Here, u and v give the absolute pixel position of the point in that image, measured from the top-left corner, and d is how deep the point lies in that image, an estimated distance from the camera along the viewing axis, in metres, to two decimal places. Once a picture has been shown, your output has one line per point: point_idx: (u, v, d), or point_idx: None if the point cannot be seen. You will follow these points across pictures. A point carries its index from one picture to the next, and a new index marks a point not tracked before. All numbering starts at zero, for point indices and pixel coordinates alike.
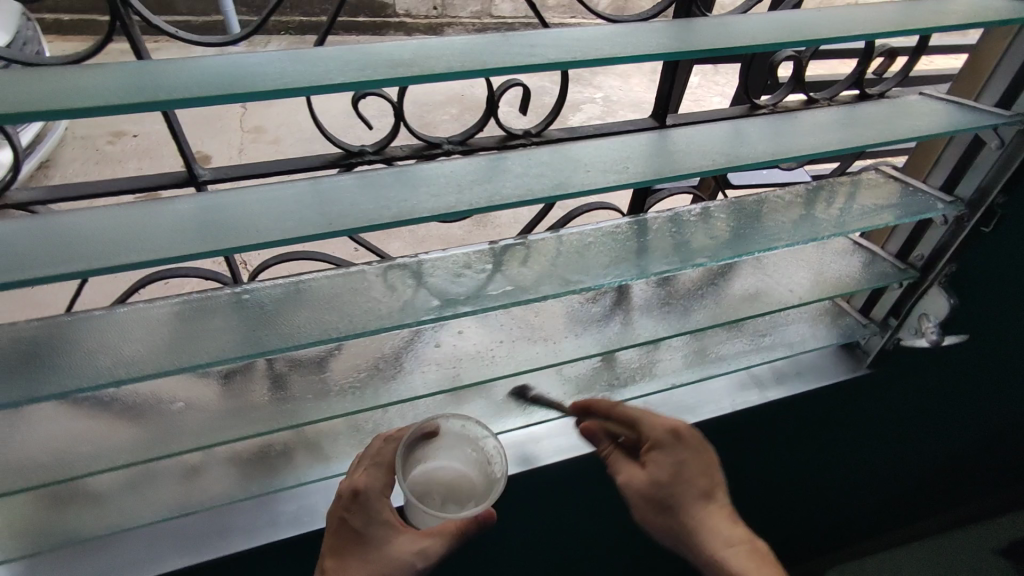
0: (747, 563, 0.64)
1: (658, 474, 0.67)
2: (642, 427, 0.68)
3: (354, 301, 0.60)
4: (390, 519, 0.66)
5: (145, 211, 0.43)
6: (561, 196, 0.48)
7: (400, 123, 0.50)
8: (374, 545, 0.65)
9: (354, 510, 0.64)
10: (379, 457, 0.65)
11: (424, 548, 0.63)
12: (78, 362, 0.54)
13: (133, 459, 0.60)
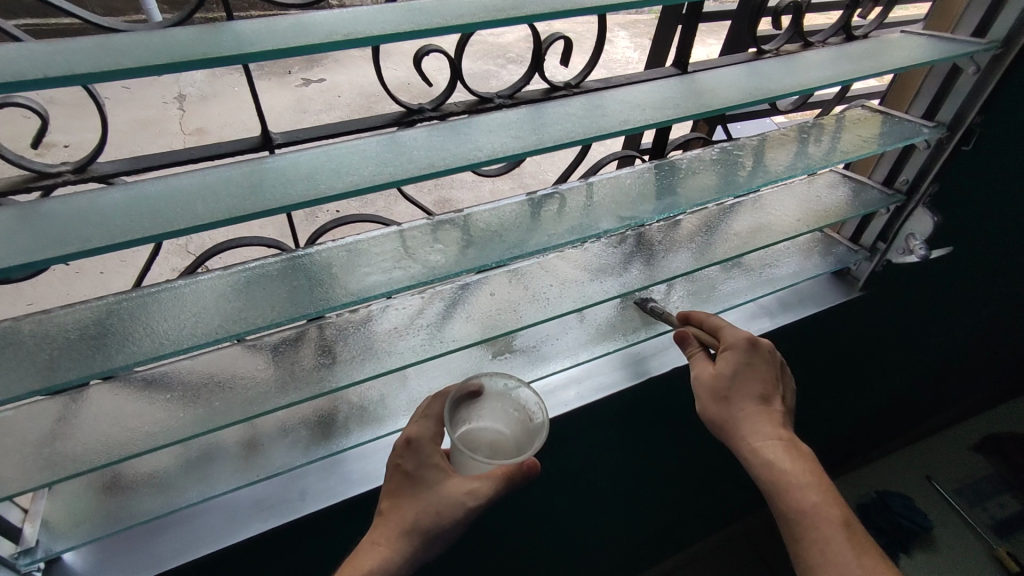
0: (795, 468, 0.59)
1: (728, 370, 0.62)
2: (724, 329, 0.65)
3: (409, 253, 0.58)
4: (441, 462, 0.58)
5: (232, 170, 0.43)
6: (614, 131, 0.51)
7: (457, 80, 0.53)
8: (422, 481, 0.57)
9: (406, 458, 0.57)
10: (429, 409, 0.59)
11: (477, 486, 0.54)
12: (124, 339, 0.46)
13: (200, 431, 0.55)
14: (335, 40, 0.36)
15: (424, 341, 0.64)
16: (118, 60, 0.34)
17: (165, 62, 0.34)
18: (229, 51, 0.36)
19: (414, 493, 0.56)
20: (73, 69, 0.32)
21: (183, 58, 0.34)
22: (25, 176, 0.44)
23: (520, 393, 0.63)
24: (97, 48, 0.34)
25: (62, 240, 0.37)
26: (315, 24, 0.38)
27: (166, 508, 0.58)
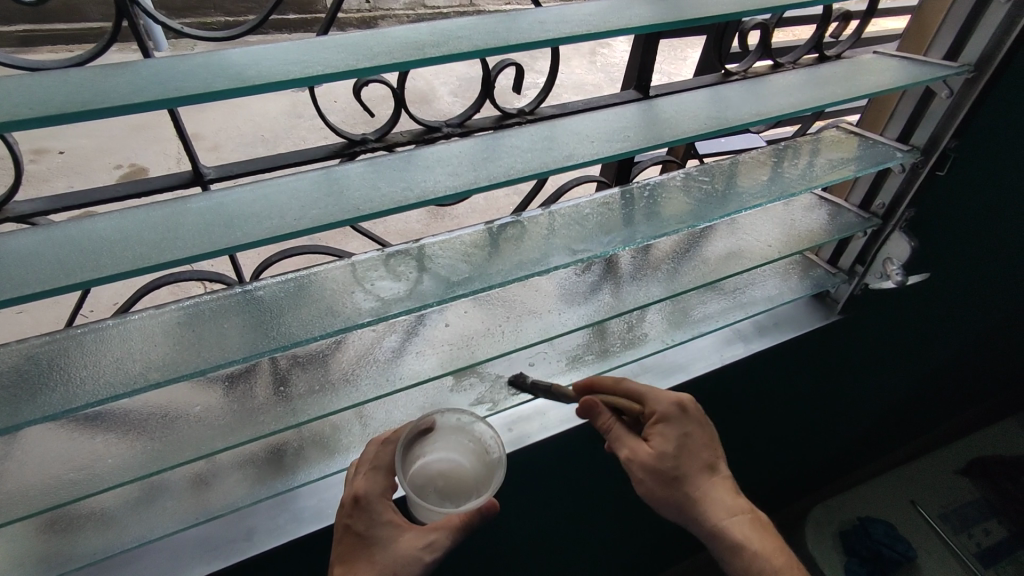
0: (758, 539, 0.62)
1: (668, 449, 0.62)
2: (649, 399, 0.63)
3: (358, 290, 0.57)
4: (394, 518, 0.57)
5: (152, 211, 0.41)
6: (560, 168, 0.49)
7: (401, 109, 0.51)
8: (375, 542, 0.56)
9: (358, 517, 0.56)
10: (378, 460, 0.57)
11: (434, 540, 0.54)
12: (43, 388, 0.45)
13: (134, 476, 0.53)
14: (243, 84, 0.35)
15: (377, 376, 0.62)
16: (12, 107, 0.32)
17: (56, 111, 0.32)
18: (129, 93, 0.34)
19: (368, 556, 0.56)
20: None
21: (78, 105, 0.33)
22: None
23: (473, 424, 0.62)
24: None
25: None
26: (227, 64, 0.36)
27: (106, 551, 0.56)
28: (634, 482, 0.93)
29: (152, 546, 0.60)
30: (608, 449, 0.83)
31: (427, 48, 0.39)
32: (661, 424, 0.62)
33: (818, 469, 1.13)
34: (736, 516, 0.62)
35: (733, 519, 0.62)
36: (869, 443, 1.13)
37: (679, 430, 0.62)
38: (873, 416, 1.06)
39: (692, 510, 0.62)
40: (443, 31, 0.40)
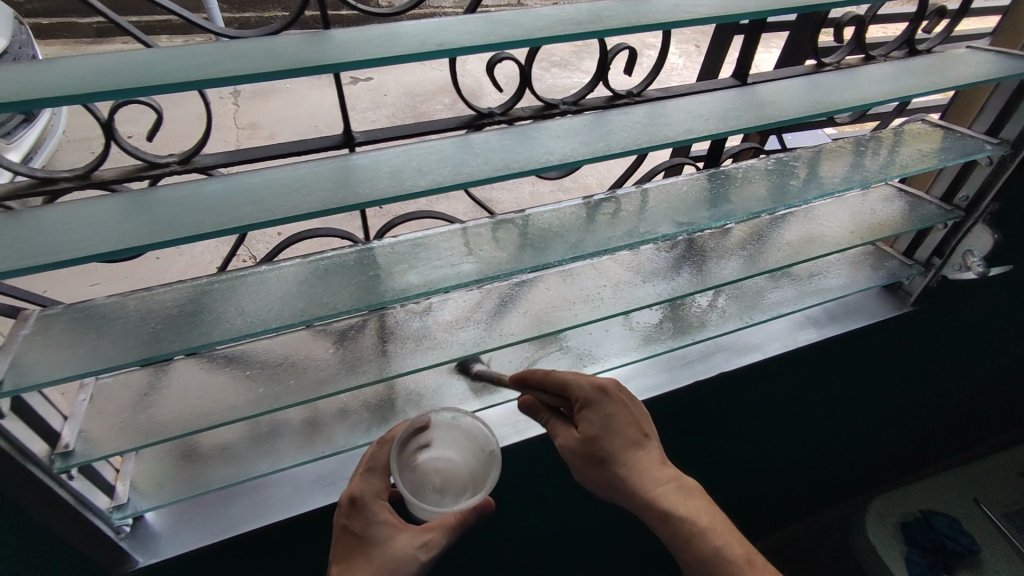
0: (685, 507, 0.59)
1: (591, 429, 0.62)
2: (569, 386, 0.63)
3: (470, 253, 0.62)
4: (390, 518, 0.60)
5: (320, 167, 0.47)
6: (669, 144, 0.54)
7: (525, 86, 0.56)
8: (370, 541, 0.59)
9: (354, 515, 0.59)
10: (372, 463, 0.60)
11: (429, 539, 0.57)
12: (205, 321, 0.50)
13: (266, 409, 0.59)
14: (428, 49, 0.40)
15: (478, 334, 0.67)
16: (240, 66, 0.38)
17: (273, 70, 0.38)
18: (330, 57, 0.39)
19: (367, 553, 0.58)
20: (200, 75, 0.37)
21: (290, 65, 0.39)
22: (138, 165, 0.48)
23: (467, 423, 0.64)
24: (222, 54, 0.39)
25: (170, 225, 0.42)
26: (407, 34, 0.41)
27: (233, 478, 0.62)
28: (701, 466, 0.95)
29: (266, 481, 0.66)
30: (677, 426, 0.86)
31: (578, 25, 0.44)
32: (584, 408, 0.63)
33: (876, 464, 1.14)
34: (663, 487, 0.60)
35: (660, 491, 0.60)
36: (930, 440, 1.13)
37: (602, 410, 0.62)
38: (937, 413, 1.06)
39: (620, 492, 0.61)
40: (589, 11, 0.45)
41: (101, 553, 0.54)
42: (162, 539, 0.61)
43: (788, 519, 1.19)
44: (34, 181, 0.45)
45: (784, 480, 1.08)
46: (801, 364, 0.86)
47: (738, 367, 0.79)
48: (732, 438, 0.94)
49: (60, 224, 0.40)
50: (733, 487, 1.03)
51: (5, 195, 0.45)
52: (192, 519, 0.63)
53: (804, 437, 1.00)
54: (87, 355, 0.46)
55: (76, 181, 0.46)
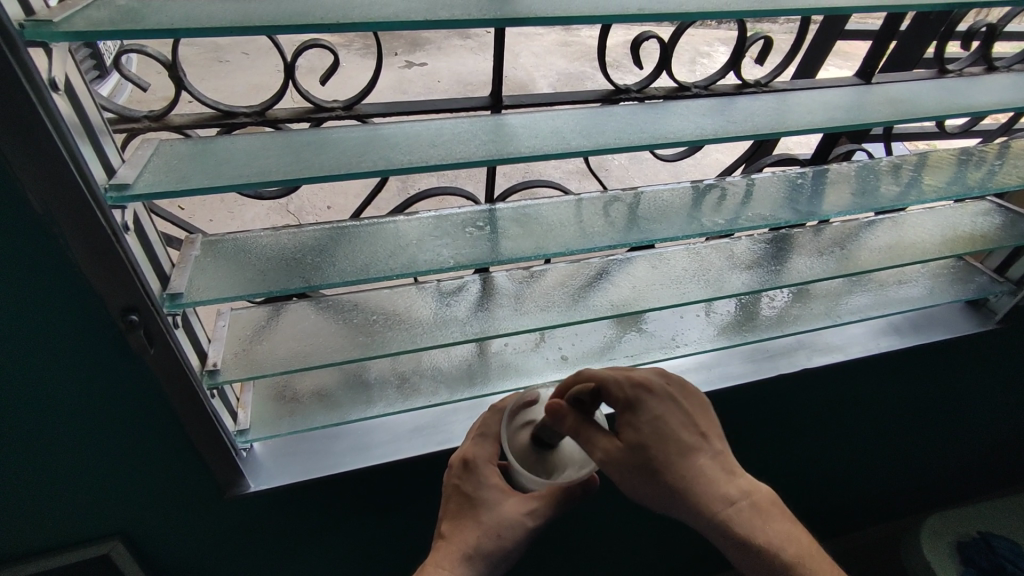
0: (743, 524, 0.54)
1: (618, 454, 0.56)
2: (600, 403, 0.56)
3: (583, 223, 0.64)
4: (499, 484, 0.60)
5: (478, 121, 0.50)
6: (796, 129, 0.56)
7: (665, 65, 0.58)
8: (479, 504, 0.59)
9: (465, 478, 0.60)
10: (484, 428, 0.62)
11: (537, 507, 0.57)
12: (344, 259, 0.52)
13: (377, 354, 0.61)
14: (629, 12, 0.44)
15: (579, 304, 0.70)
16: (452, 13, 0.41)
17: (483, 18, 0.41)
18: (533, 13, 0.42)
19: (475, 515, 0.58)
20: (419, 17, 0.40)
21: (493, 16, 0.42)
22: (305, 107, 0.51)
23: None
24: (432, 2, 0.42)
25: (355, 159, 0.44)
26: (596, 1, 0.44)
27: (337, 418, 0.64)
28: (766, 466, 0.95)
29: (362, 426, 0.68)
30: (750, 424, 0.86)
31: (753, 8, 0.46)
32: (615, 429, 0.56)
33: (930, 483, 1.14)
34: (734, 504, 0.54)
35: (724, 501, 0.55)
36: (988, 464, 1.12)
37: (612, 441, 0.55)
38: (1002, 436, 1.06)
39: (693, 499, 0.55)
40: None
41: (222, 473, 0.57)
42: (268, 470, 0.63)
43: (835, 532, 1.18)
44: (214, 113, 0.49)
45: (841, 490, 1.07)
46: (882, 371, 0.86)
47: (822, 365, 0.80)
48: (799, 442, 0.93)
49: (255, 150, 0.43)
50: (792, 492, 1.02)
51: (189, 123, 0.48)
52: (291, 454, 0.65)
53: (868, 448, 0.99)
54: (240, 277, 0.48)
55: (252, 116, 0.49)
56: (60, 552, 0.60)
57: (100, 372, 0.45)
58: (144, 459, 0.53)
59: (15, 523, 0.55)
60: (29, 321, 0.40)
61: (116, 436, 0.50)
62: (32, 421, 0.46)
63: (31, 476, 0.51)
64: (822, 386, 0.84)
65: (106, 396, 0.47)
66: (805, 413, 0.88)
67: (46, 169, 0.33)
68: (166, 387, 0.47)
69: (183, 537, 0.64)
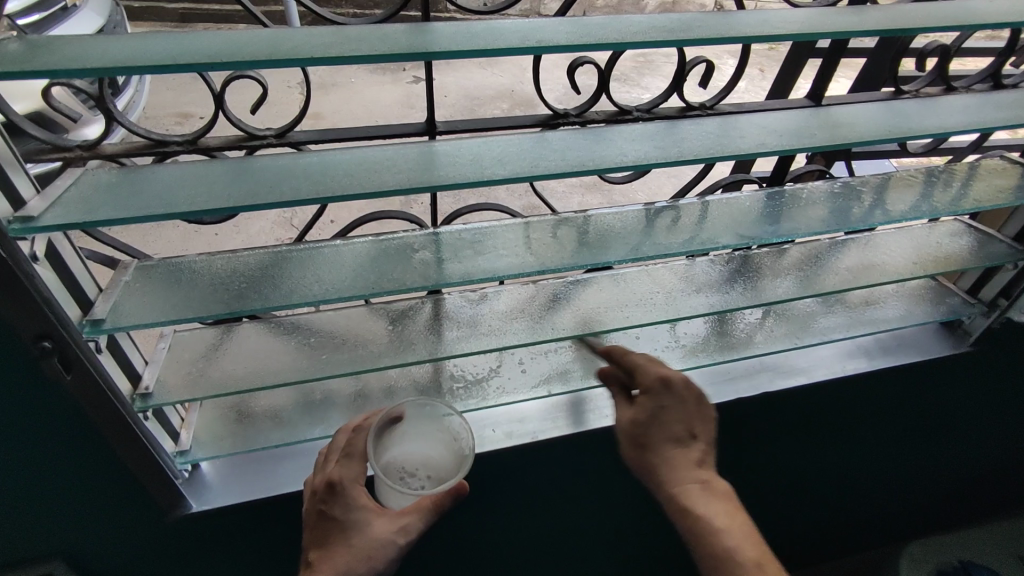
0: (707, 509, 0.57)
1: (643, 414, 0.60)
2: (637, 370, 0.62)
3: (528, 246, 0.64)
4: (368, 503, 0.58)
5: (404, 150, 0.50)
6: (727, 155, 0.56)
7: (604, 90, 0.58)
8: (347, 526, 0.56)
9: (331, 502, 0.57)
10: (350, 448, 0.58)
11: (408, 523, 0.55)
12: (276, 285, 0.53)
13: (319, 376, 0.61)
14: (541, 45, 0.44)
15: (529, 326, 0.70)
16: (359, 46, 0.42)
17: (389, 52, 0.42)
18: (441, 47, 0.43)
19: (344, 540, 0.56)
20: (325, 52, 0.41)
21: (402, 48, 0.42)
22: (238, 135, 0.52)
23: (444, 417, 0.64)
24: (343, 37, 0.43)
25: (270, 190, 0.45)
26: (509, 33, 0.45)
27: (284, 440, 0.64)
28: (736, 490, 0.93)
29: (311, 447, 0.68)
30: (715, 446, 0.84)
31: (670, 37, 0.47)
32: (645, 394, 0.61)
33: (916, 507, 1.11)
34: (688, 484, 0.59)
35: (689, 486, 0.59)
36: (975, 489, 1.09)
37: (656, 400, 0.60)
38: (986, 460, 1.03)
39: (656, 482, 0.60)
40: (678, 25, 0.48)
41: (161, 495, 0.58)
42: (213, 490, 0.64)
43: (816, 556, 1.15)
44: (146, 142, 0.49)
45: (819, 515, 1.04)
46: (850, 393, 0.84)
47: (786, 388, 0.78)
48: (769, 465, 0.91)
49: (173, 181, 0.44)
50: (767, 516, 1.00)
51: (121, 152, 0.49)
52: (238, 476, 0.65)
53: (845, 472, 0.97)
54: (168, 304, 0.49)
55: (184, 145, 0.50)
56: (2, 572, 0.60)
57: (19, 396, 0.46)
58: (76, 481, 0.54)
59: None
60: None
61: (45, 459, 0.51)
62: None
63: None
64: (789, 408, 0.82)
65: (29, 420, 0.48)
66: (773, 435, 0.86)
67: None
68: (89, 411, 0.48)
69: (127, 559, 0.64)
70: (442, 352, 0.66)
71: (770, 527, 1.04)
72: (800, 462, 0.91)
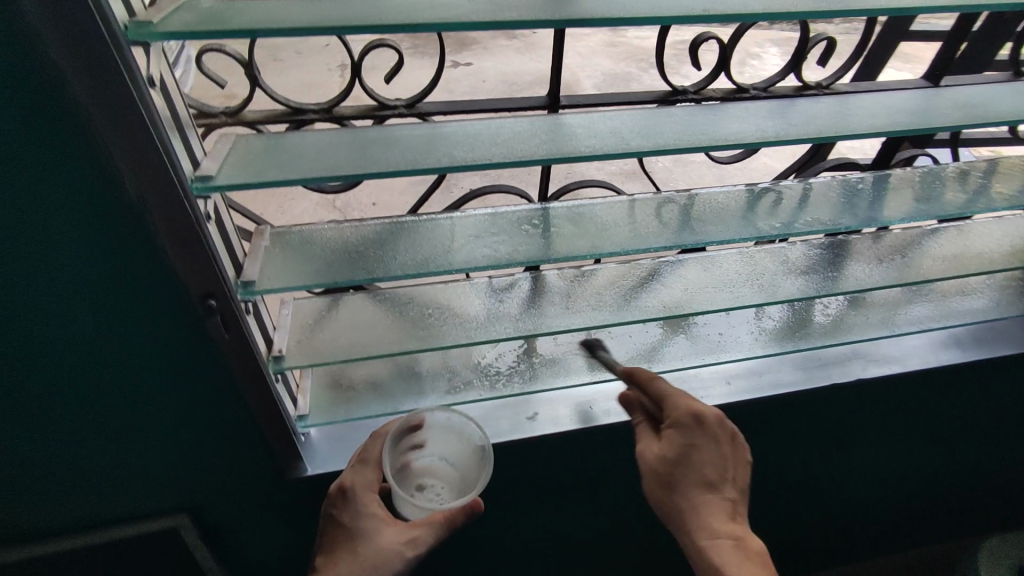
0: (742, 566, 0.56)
1: (671, 453, 0.59)
2: (668, 401, 0.60)
3: (633, 224, 0.64)
4: (378, 511, 0.61)
5: (535, 122, 0.51)
6: (849, 133, 0.55)
7: (724, 66, 0.57)
8: (357, 534, 0.60)
9: (343, 506, 0.61)
10: (365, 455, 0.62)
11: (416, 536, 0.58)
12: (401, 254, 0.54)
13: (431, 346, 0.63)
14: (693, 14, 0.44)
15: (626, 304, 0.70)
16: (517, 14, 0.42)
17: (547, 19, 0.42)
18: (596, 15, 0.43)
19: (353, 547, 0.60)
20: (486, 17, 0.41)
21: (557, 15, 0.42)
22: (368, 106, 0.53)
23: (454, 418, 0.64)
24: (498, 4, 0.43)
25: (415, 157, 0.46)
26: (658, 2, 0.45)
27: (389, 409, 0.66)
28: (816, 480, 0.92)
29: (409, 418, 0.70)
30: (799, 434, 0.83)
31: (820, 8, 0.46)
32: (672, 428, 0.59)
33: (987, 504, 1.09)
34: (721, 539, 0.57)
35: (719, 540, 0.58)
36: None
37: (682, 437, 0.58)
38: None
39: (685, 527, 0.60)
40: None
41: (280, 455, 0.60)
42: (324, 455, 0.66)
43: (888, 551, 1.14)
44: (285, 110, 0.51)
45: (889, 509, 1.03)
46: (940, 385, 0.82)
47: (880, 376, 0.77)
48: (848, 456, 0.90)
49: (322, 146, 0.45)
50: (839, 508, 0.99)
51: (261, 119, 0.51)
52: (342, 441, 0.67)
53: (923, 465, 0.95)
54: (307, 270, 0.50)
55: (320, 113, 0.51)
56: (128, 524, 0.64)
57: (179, 355, 0.49)
58: (209, 438, 0.57)
59: (100, 493, 0.60)
60: (123, 309, 0.45)
61: (189, 414, 0.54)
62: (119, 400, 0.51)
63: (110, 450, 0.56)
64: (878, 396, 0.81)
65: (185, 381, 0.51)
66: (857, 424, 0.84)
67: (147, 168, 0.37)
68: (235, 371, 0.51)
69: (238, 515, 0.68)
70: (545, 328, 0.67)
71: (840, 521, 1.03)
72: (881, 452, 0.90)
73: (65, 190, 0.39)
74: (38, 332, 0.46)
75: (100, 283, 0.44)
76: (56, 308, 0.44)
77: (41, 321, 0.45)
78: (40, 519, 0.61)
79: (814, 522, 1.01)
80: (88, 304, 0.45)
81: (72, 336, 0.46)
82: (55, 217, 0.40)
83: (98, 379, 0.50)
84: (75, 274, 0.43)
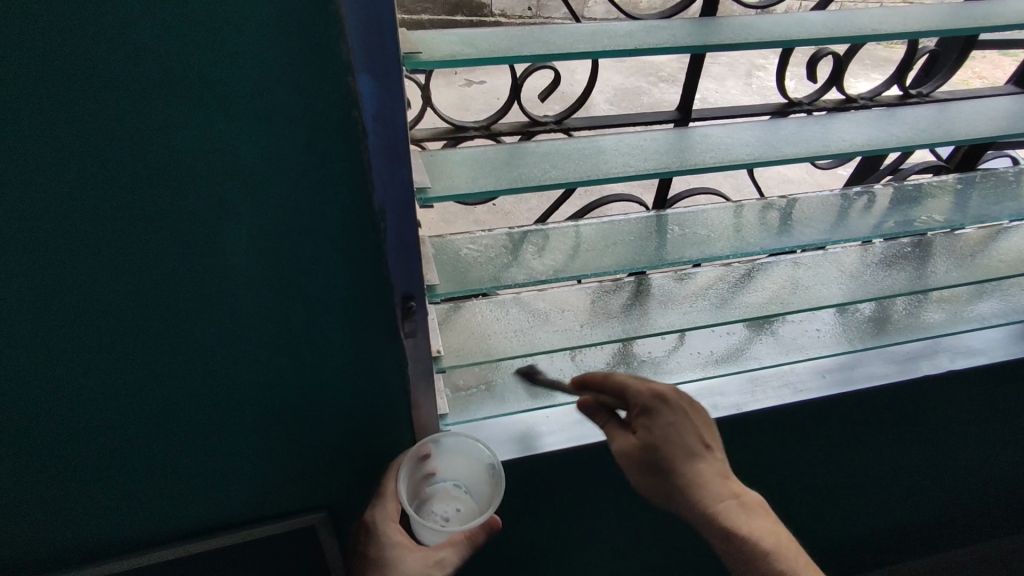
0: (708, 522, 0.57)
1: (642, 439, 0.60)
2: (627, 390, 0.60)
3: (740, 227, 0.68)
4: (403, 540, 0.59)
5: (680, 130, 0.55)
6: (960, 139, 0.60)
7: (837, 79, 0.64)
8: (386, 565, 0.58)
9: (371, 541, 0.59)
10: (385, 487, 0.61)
11: (446, 556, 0.57)
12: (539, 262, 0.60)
13: (565, 346, 0.65)
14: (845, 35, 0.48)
15: (728, 300, 0.73)
16: (696, 36, 0.46)
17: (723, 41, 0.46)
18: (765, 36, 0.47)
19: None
20: (671, 39, 0.45)
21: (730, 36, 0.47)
22: (521, 123, 0.59)
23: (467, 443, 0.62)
24: (676, 26, 0.47)
25: (584, 167, 0.50)
26: (810, 25, 0.50)
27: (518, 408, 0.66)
28: (894, 471, 0.96)
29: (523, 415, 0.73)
30: (884, 424, 0.86)
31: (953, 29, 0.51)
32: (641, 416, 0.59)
33: None
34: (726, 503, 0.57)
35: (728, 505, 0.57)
36: None
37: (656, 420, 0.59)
38: None
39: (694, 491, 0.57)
40: (954, 15, 0.52)
41: None
42: None
43: (951, 541, 1.17)
44: (450, 129, 0.57)
45: (957, 499, 1.07)
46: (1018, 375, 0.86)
47: (963, 367, 0.81)
48: (927, 447, 0.93)
49: (503, 158, 0.49)
50: (911, 498, 1.03)
51: (429, 137, 0.57)
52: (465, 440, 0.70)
53: (993, 455, 0.99)
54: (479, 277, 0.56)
55: (479, 131, 0.58)
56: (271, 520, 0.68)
57: (359, 353, 0.53)
58: (363, 434, 0.62)
59: (253, 489, 0.64)
60: (319, 313, 0.49)
61: (354, 408, 0.59)
62: (297, 399, 0.56)
63: (276, 445, 0.60)
64: (957, 387, 0.85)
65: (356, 379, 0.56)
66: (937, 415, 0.88)
67: (394, 186, 0.41)
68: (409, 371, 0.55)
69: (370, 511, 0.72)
70: (664, 326, 0.69)
71: (911, 512, 1.06)
72: (958, 442, 0.94)
73: (308, 203, 0.42)
74: (247, 334, 0.50)
75: (314, 289, 0.47)
76: (265, 310, 0.48)
77: (251, 324, 0.49)
78: (199, 515, 0.65)
79: (887, 513, 1.04)
80: (295, 308, 0.48)
81: (277, 338, 0.50)
82: (294, 231, 0.43)
83: (289, 378, 0.54)
84: (291, 281, 0.46)
